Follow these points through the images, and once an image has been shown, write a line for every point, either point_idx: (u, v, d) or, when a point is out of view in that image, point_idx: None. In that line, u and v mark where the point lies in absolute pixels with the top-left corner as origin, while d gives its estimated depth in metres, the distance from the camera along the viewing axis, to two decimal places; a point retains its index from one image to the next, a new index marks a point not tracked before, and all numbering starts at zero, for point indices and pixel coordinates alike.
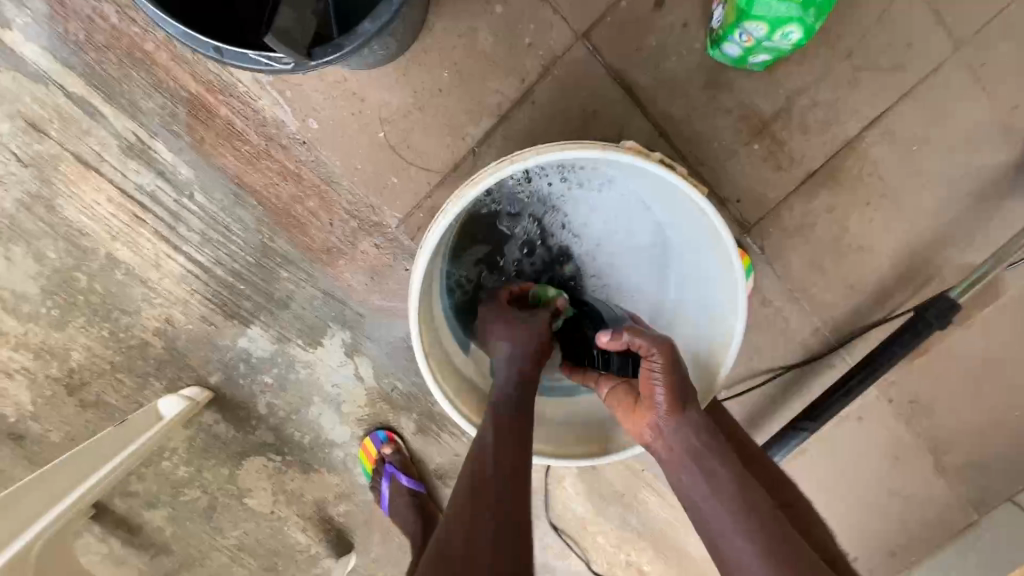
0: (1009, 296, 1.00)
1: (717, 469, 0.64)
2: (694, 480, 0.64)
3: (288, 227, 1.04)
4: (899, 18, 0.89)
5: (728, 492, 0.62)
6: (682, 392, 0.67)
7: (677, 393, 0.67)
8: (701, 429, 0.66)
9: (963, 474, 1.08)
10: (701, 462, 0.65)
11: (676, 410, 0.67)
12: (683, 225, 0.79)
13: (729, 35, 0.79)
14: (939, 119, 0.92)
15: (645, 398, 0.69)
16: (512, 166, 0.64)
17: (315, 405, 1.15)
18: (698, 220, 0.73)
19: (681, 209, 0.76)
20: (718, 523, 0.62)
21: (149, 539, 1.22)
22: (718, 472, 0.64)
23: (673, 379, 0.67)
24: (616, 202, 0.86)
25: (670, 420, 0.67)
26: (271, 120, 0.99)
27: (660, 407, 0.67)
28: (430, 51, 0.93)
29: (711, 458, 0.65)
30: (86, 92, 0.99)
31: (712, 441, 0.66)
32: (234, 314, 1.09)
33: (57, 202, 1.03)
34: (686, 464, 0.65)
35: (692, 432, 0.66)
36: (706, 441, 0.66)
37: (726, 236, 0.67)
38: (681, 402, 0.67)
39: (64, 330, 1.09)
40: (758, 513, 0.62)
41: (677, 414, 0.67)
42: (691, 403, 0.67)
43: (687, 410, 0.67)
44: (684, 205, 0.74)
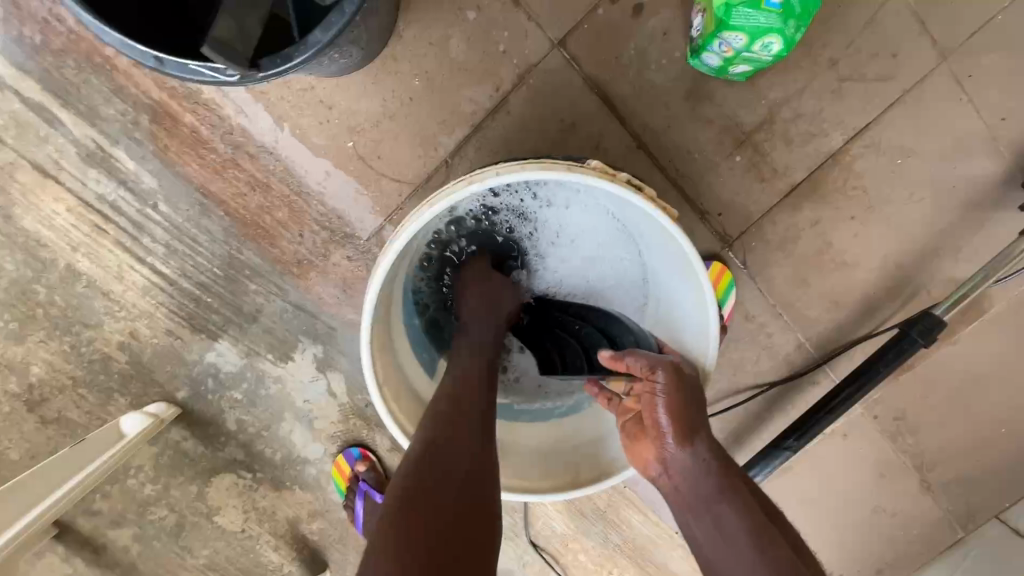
0: (995, 311, 0.98)
1: (727, 514, 0.60)
2: (703, 525, 0.61)
3: (256, 238, 1.00)
4: (883, 28, 0.87)
5: (740, 543, 0.58)
6: (687, 423, 0.64)
7: (683, 423, 0.64)
8: (711, 467, 0.63)
9: (951, 492, 1.06)
10: (712, 508, 0.61)
11: (682, 442, 0.64)
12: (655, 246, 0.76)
13: (708, 44, 0.76)
14: (924, 131, 0.89)
15: (650, 425, 0.67)
16: (470, 187, 0.61)
17: (286, 421, 1.11)
18: (667, 242, 0.71)
19: (652, 230, 0.73)
20: (727, 572, 0.58)
21: (115, 559, 1.17)
22: (728, 517, 0.59)
23: (677, 408, 0.64)
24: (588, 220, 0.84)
25: (676, 452, 0.64)
26: (238, 128, 0.95)
27: (665, 436, 0.65)
28: (402, 58, 0.90)
29: (722, 501, 0.60)
30: (43, 98, 0.95)
31: (724, 481, 0.62)
32: (201, 328, 1.05)
33: (14, 212, 0.99)
34: (695, 507, 0.62)
35: (700, 468, 0.63)
36: (715, 479, 0.62)
37: (696, 260, 0.65)
38: (687, 433, 0.64)
39: (23, 344, 1.05)
40: (770, 563, 0.56)
41: (682, 445, 0.64)
42: (698, 435, 0.64)
43: (692, 442, 0.64)
44: (655, 226, 0.71)
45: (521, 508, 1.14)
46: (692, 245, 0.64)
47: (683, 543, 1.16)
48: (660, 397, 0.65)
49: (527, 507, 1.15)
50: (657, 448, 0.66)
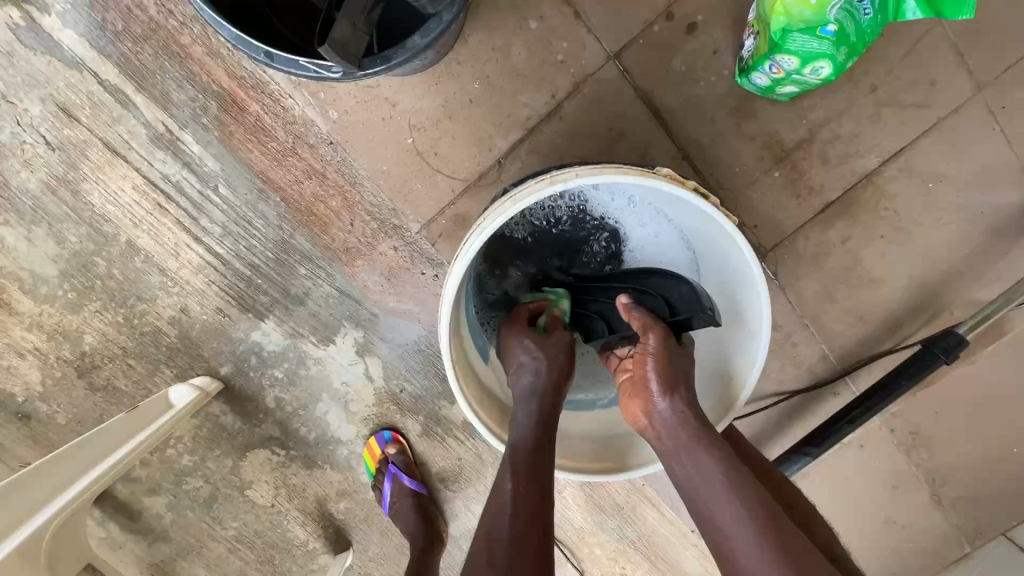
0: (1015, 334, 1.02)
1: (705, 459, 0.64)
2: (685, 469, 0.66)
3: (309, 224, 1.05)
4: (924, 57, 0.91)
5: (717, 484, 0.63)
6: (674, 378, 0.69)
7: (668, 377, 0.69)
8: (689, 417, 0.68)
9: (961, 507, 1.09)
10: (690, 454, 0.65)
11: (666, 394, 0.69)
12: (716, 259, 0.81)
13: (759, 65, 0.81)
14: (956, 158, 0.94)
15: (638, 381, 0.72)
16: (553, 186, 0.65)
17: (323, 402, 1.16)
18: (730, 253, 0.76)
19: (717, 245, 0.79)
20: (717, 512, 0.62)
21: (149, 526, 1.22)
22: (705, 461, 0.64)
23: (664, 365, 0.69)
24: (656, 234, 0.91)
25: (661, 404, 0.69)
26: (300, 119, 1.01)
27: (652, 389, 0.70)
28: (463, 62, 0.95)
29: (698, 447, 0.65)
30: (119, 81, 1.00)
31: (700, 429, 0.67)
32: (249, 307, 1.10)
33: (82, 186, 1.04)
34: (676, 452, 0.67)
35: (679, 416, 0.68)
36: (693, 430, 0.67)
37: (756, 266, 0.69)
38: (670, 387, 0.69)
39: (79, 313, 1.10)
40: (746, 499, 0.61)
41: (665, 397, 0.69)
42: (680, 389, 0.69)
43: (675, 397, 0.68)
44: (720, 238, 0.76)
45: None
46: (747, 244, 0.69)
47: (695, 542, 1.20)
48: (648, 354, 0.70)
49: None
50: (643, 401, 0.71)
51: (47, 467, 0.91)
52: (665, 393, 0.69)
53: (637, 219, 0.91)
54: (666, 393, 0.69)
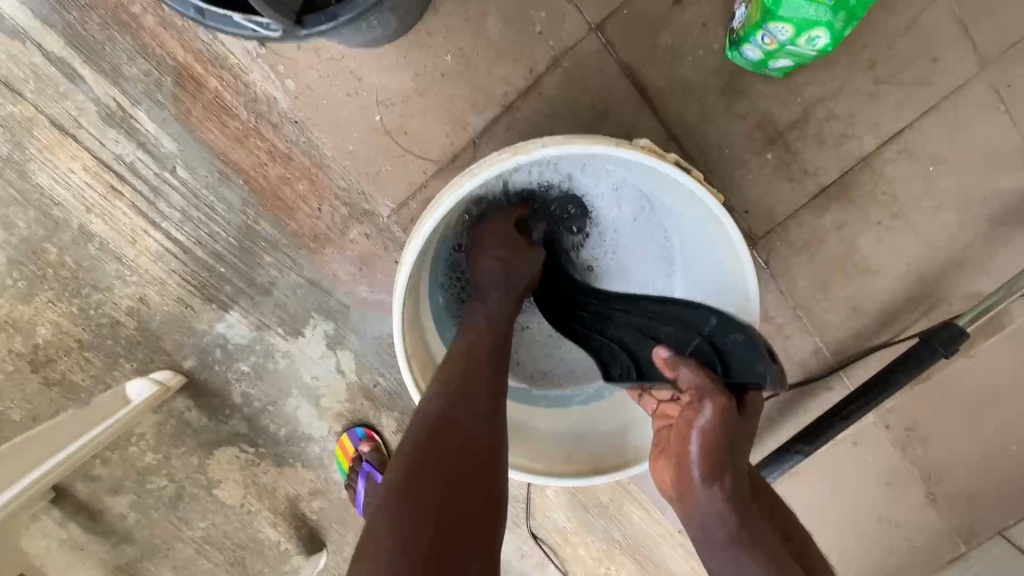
0: (1016, 326, 0.97)
1: (746, 561, 0.63)
2: (720, 562, 0.65)
3: (274, 209, 0.99)
4: (925, 31, 0.86)
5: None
6: (721, 463, 0.64)
7: (716, 462, 0.64)
8: (727, 511, 0.64)
9: (958, 506, 1.05)
10: (727, 550, 0.64)
11: (708, 481, 0.64)
12: (703, 248, 0.76)
13: (751, 35, 0.75)
14: (958, 139, 0.88)
15: (681, 454, 0.67)
16: (514, 159, 0.61)
17: (292, 397, 1.10)
18: (718, 241, 0.71)
19: (704, 231, 0.74)
20: None
21: (111, 527, 1.16)
22: (745, 563, 0.63)
23: (716, 450, 0.64)
24: (638, 216, 0.83)
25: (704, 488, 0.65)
26: (262, 96, 0.94)
27: (693, 469, 0.65)
28: (435, 34, 0.88)
29: (737, 545, 0.63)
30: (66, 54, 0.93)
31: (740, 525, 0.64)
32: (212, 297, 1.04)
33: (29, 168, 0.97)
34: (712, 545, 0.65)
35: (717, 507, 0.64)
36: (734, 524, 0.64)
37: (747, 255, 0.66)
38: (715, 473, 0.64)
39: (31, 304, 1.03)
40: None
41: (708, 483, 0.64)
42: (727, 477, 0.64)
43: (716, 484, 0.64)
44: (709, 225, 0.71)
45: (523, 499, 1.13)
46: (737, 227, 0.65)
47: (683, 542, 1.16)
48: (699, 429, 0.65)
49: (528, 498, 1.13)
50: (681, 475, 0.67)
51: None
52: (708, 478, 0.64)
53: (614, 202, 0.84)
54: (710, 478, 0.64)
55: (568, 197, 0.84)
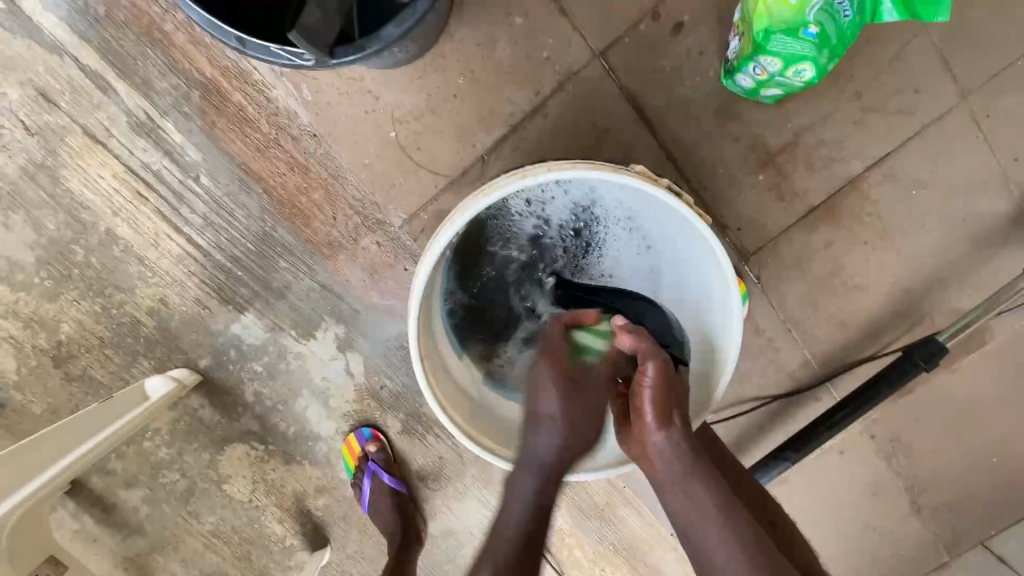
0: (995, 343, 1.02)
1: (698, 489, 0.66)
2: (679, 499, 0.67)
3: (291, 217, 1.04)
4: (910, 63, 0.91)
5: (710, 515, 0.65)
6: (669, 409, 0.67)
7: (665, 410, 0.67)
8: (684, 449, 0.67)
9: (940, 516, 1.09)
10: (685, 485, 0.66)
11: (662, 427, 0.67)
12: (693, 266, 0.80)
13: (743, 66, 0.81)
14: (940, 164, 0.93)
15: (635, 411, 0.69)
16: (523, 181, 0.65)
17: (302, 397, 1.15)
18: (703, 252, 0.75)
19: (689, 242, 0.77)
20: (708, 533, 0.64)
21: (124, 519, 1.20)
22: (698, 492, 0.66)
23: (661, 399, 0.67)
24: (631, 228, 0.87)
25: (659, 435, 0.67)
26: (284, 111, 1.00)
27: (647, 421, 0.68)
28: (449, 57, 0.94)
29: (693, 479, 0.66)
30: (100, 67, 0.99)
31: (693, 461, 0.67)
32: (229, 299, 1.09)
33: (61, 173, 1.03)
34: (672, 485, 0.67)
35: (675, 447, 0.67)
36: (687, 463, 0.67)
37: (729, 267, 0.69)
38: (667, 417, 0.67)
39: (56, 302, 1.08)
40: (733, 525, 0.64)
41: (661, 430, 0.67)
42: (677, 419, 0.67)
43: (671, 427, 0.67)
44: (695, 238, 0.75)
45: None
46: (725, 251, 0.69)
47: (676, 546, 1.19)
48: (646, 384, 0.68)
49: None
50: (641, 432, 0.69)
51: (28, 447, 0.92)
52: (660, 425, 0.67)
53: (615, 219, 0.88)
54: (661, 425, 0.67)
55: (565, 211, 0.89)
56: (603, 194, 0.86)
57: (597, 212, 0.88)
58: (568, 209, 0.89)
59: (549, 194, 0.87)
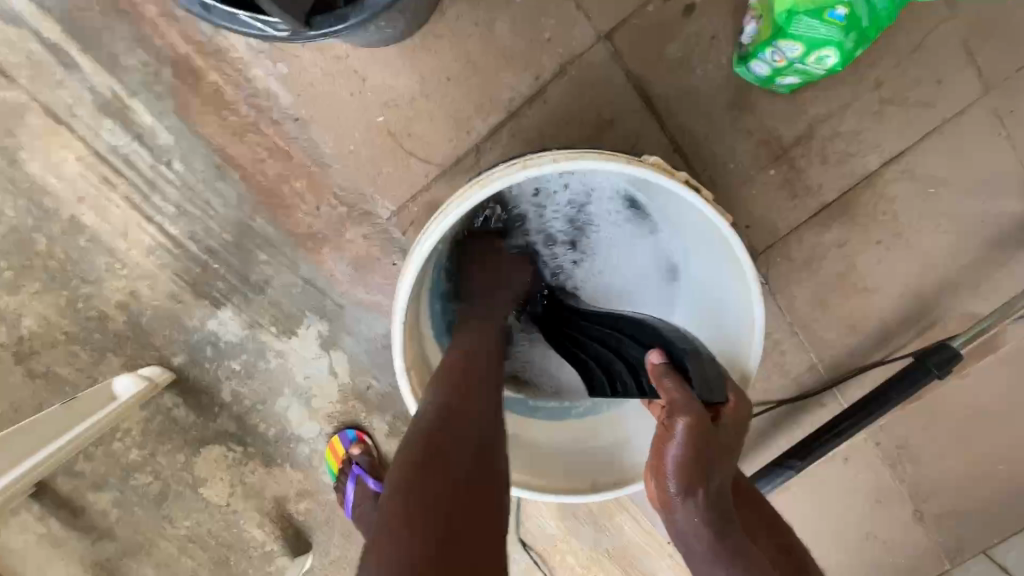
0: (1008, 348, 0.98)
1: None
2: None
3: (271, 206, 0.97)
4: (932, 54, 0.86)
5: None
6: (694, 476, 0.60)
7: (692, 475, 0.60)
8: (704, 525, 0.60)
9: (944, 524, 1.06)
10: (707, 567, 0.61)
11: (686, 495, 0.61)
12: (702, 258, 0.76)
13: (759, 52, 0.75)
14: (960, 161, 0.89)
15: (658, 466, 0.64)
16: (524, 172, 0.60)
17: (283, 397, 1.09)
18: (719, 251, 0.70)
19: (703, 240, 0.73)
20: None
21: (93, 523, 1.14)
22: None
23: (688, 462, 0.60)
24: (640, 224, 0.84)
25: (683, 503, 0.61)
26: (264, 91, 0.92)
27: (670, 482, 0.62)
28: (443, 36, 0.87)
29: (715, 561, 0.60)
30: (63, 41, 0.91)
31: (720, 542, 0.60)
32: (205, 293, 1.02)
33: (21, 155, 0.95)
34: (693, 560, 0.62)
35: (692, 520, 0.60)
36: (712, 541, 0.60)
37: (750, 269, 0.64)
38: (691, 487, 0.60)
39: (17, 294, 1.01)
40: None
41: (685, 496, 0.60)
42: (700, 489, 0.60)
43: (693, 498, 0.60)
44: (710, 237, 0.70)
45: (513, 506, 1.13)
46: (743, 247, 0.64)
47: (672, 553, 1.15)
48: (674, 442, 0.61)
49: (519, 505, 1.13)
50: (663, 496, 0.63)
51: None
52: (683, 492, 0.61)
53: (615, 211, 0.85)
54: (685, 492, 0.60)
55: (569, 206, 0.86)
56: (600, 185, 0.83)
57: (602, 208, 0.85)
58: (566, 202, 0.86)
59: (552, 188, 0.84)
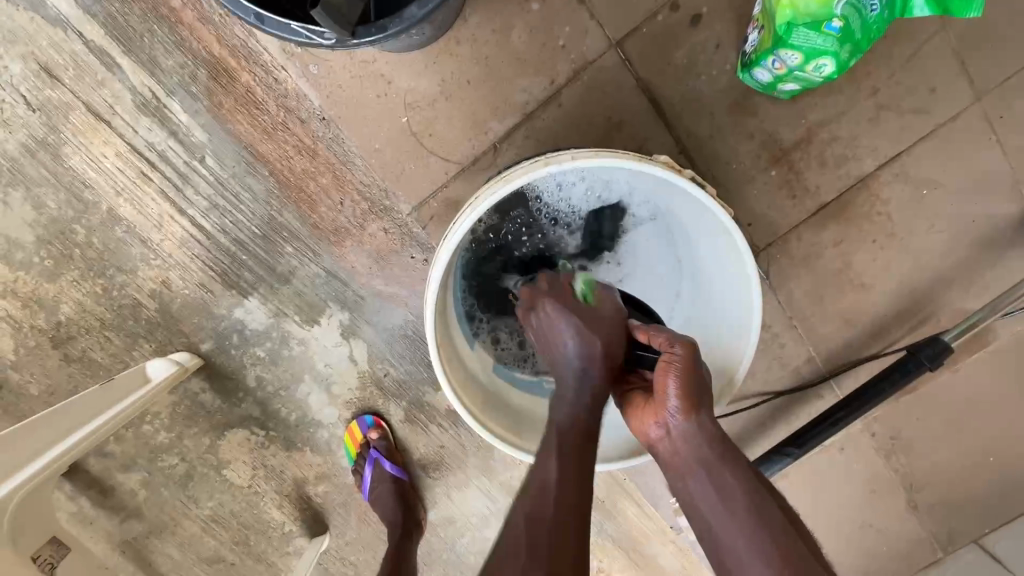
0: (998, 344, 1.02)
1: (726, 479, 0.63)
2: (704, 487, 0.63)
3: (297, 201, 1.03)
4: (926, 63, 0.91)
5: (738, 507, 0.62)
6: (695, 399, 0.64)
7: (692, 398, 0.65)
8: (712, 436, 0.64)
9: (936, 513, 1.10)
10: (712, 472, 0.64)
11: (688, 413, 0.65)
12: (709, 255, 0.81)
13: (762, 60, 0.80)
14: (952, 165, 0.93)
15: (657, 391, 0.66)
16: (547, 168, 0.65)
17: (305, 384, 1.14)
18: (723, 249, 0.76)
19: (710, 242, 0.78)
20: (727, 532, 0.62)
21: (121, 502, 1.19)
22: (728, 484, 0.63)
23: (687, 379, 0.65)
24: (650, 226, 0.89)
25: (682, 422, 0.65)
26: (293, 93, 0.98)
27: (671, 407, 0.65)
28: (463, 42, 0.93)
29: (721, 466, 0.64)
30: (105, 43, 0.97)
31: (722, 450, 0.64)
32: (233, 284, 1.08)
33: (63, 150, 1.01)
34: (695, 471, 0.64)
35: (698, 439, 0.65)
36: (717, 451, 0.64)
37: (753, 267, 0.69)
38: (693, 406, 0.65)
39: (56, 282, 1.07)
40: (762, 517, 0.61)
41: (688, 416, 0.64)
42: (704, 408, 0.64)
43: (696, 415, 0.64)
44: (716, 235, 0.75)
45: (522, 490, 1.19)
46: (747, 244, 0.68)
47: (675, 539, 1.20)
48: (675, 367, 0.65)
49: None
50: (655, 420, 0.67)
51: (47, 420, 0.95)
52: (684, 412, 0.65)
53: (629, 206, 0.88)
54: (686, 412, 0.65)
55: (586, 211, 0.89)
56: (616, 183, 0.86)
57: (618, 210, 0.89)
58: (581, 197, 0.88)
59: (572, 195, 0.87)
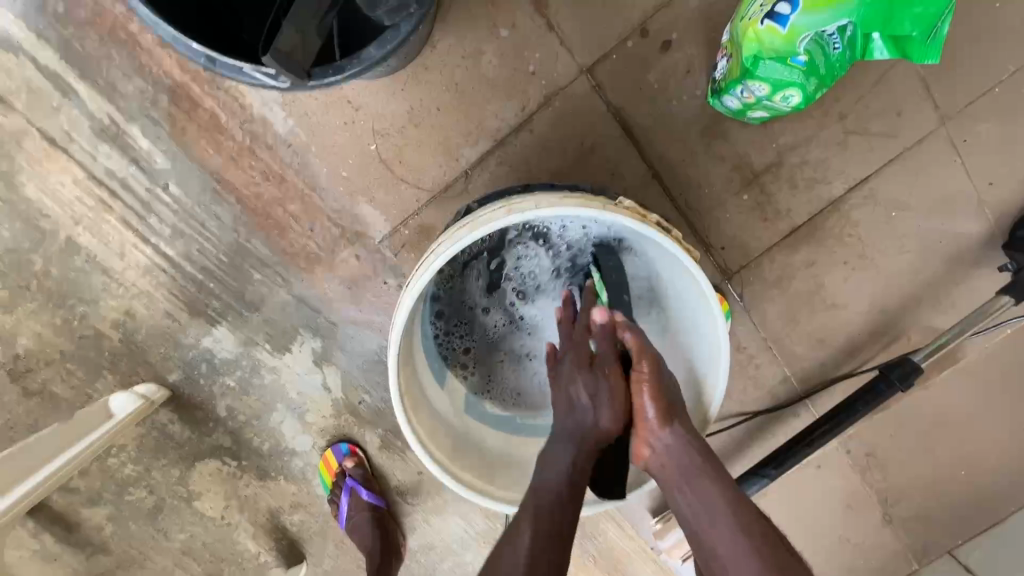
0: (967, 361, 1.04)
1: (709, 489, 0.65)
2: (689, 501, 0.65)
3: (266, 228, 1.00)
4: (891, 88, 0.92)
5: (725, 521, 0.63)
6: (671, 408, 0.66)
7: (667, 408, 0.66)
8: (691, 443, 0.66)
9: (911, 527, 1.12)
10: (692, 481, 0.65)
11: (665, 423, 0.66)
12: (677, 294, 0.80)
13: (730, 88, 0.80)
14: (918, 187, 0.95)
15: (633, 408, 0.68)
16: (512, 217, 0.63)
17: (277, 412, 1.11)
18: (692, 290, 0.74)
19: (678, 282, 0.78)
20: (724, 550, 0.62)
21: (87, 538, 1.15)
22: (711, 492, 0.65)
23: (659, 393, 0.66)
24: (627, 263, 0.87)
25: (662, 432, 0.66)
26: (259, 118, 0.96)
27: (649, 420, 0.67)
28: (432, 68, 0.92)
29: (701, 475, 0.65)
30: (60, 68, 0.93)
31: (701, 459, 0.66)
32: (200, 313, 1.04)
33: (18, 178, 0.97)
34: (681, 486, 0.66)
35: (681, 446, 0.66)
36: (697, 461, 0.66)
37: (717, 309, 0.69)
38: (669, 416, 0.66)
39: (12, 313, 1.03)
40: (746, 524, 0.62)
41: (664, 428, 0.66)
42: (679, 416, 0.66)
43: (674, 424, 0.66)
44: (685, 280, 0.75)
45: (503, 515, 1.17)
46: (710, 285, 0.68)
47: (656, 558, 1.19)
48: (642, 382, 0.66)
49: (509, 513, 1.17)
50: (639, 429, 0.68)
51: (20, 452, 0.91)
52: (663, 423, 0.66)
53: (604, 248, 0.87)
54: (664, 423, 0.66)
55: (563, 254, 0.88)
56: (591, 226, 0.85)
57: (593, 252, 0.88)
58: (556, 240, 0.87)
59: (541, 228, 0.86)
